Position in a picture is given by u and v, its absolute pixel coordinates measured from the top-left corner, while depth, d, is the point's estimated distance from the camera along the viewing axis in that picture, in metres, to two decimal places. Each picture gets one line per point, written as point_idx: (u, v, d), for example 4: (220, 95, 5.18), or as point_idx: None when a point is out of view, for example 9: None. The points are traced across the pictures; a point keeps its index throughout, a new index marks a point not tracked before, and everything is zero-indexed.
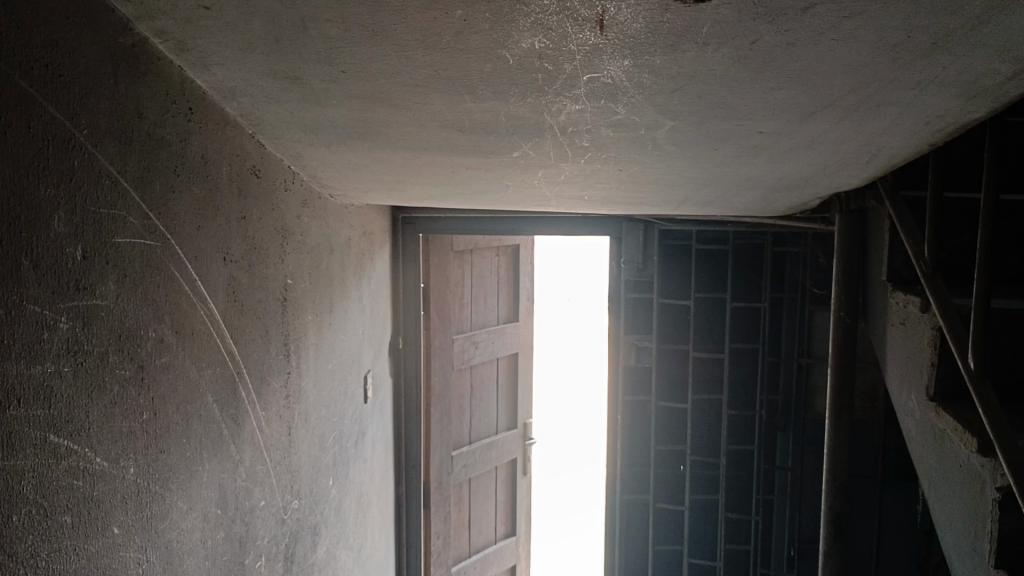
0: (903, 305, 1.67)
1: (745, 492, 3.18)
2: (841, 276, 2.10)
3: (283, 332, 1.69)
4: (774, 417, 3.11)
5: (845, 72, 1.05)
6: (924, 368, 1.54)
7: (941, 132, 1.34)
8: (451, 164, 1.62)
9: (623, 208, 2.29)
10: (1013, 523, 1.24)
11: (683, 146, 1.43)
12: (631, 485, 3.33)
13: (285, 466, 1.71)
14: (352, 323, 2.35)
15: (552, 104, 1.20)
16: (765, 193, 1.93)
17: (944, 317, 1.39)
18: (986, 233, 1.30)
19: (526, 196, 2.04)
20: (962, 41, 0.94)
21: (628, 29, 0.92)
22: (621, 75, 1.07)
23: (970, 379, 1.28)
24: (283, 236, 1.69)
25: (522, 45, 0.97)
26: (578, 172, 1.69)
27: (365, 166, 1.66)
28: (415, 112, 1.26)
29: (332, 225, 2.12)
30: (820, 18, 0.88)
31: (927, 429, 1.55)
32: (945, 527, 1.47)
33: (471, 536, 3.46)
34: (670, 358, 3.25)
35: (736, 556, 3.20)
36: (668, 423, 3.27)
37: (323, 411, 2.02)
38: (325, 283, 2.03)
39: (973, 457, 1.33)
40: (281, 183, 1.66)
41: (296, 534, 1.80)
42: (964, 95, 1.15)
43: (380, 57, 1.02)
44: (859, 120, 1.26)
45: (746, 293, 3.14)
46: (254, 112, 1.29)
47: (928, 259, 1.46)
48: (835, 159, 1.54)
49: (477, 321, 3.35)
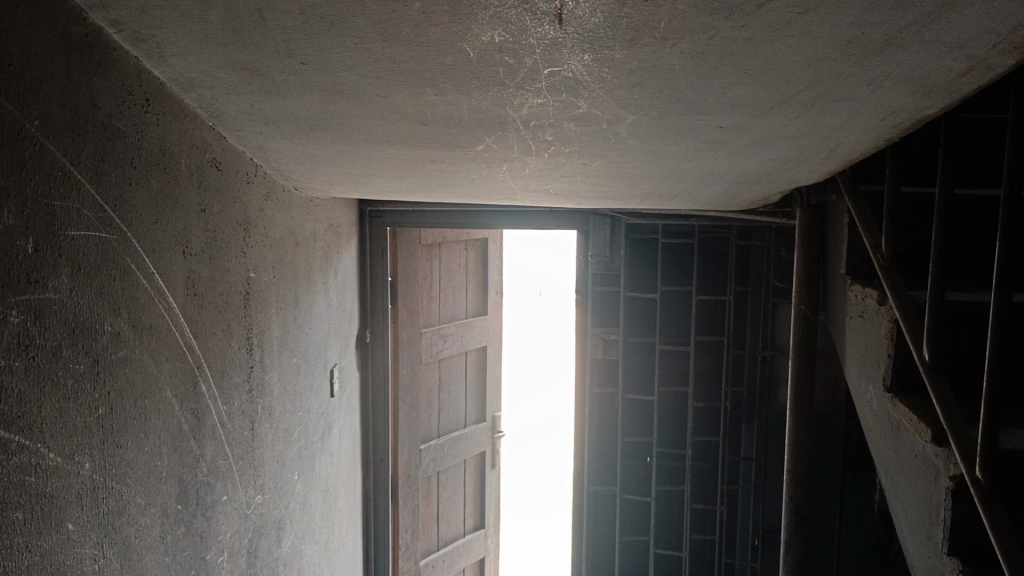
0: (861, 297, 1.70)
1: (710, 482, 3.23)
2: (803, 269, 2.13)
3: (245, 326, 1.68)
4: (738, 409, 3.15)
5: (801, 68, 1.06)
6: (880, 359, 1.56)
7: (897, 128, 1.36)
8: (416, 157, 1.62)
9: (589, 202, 2.30)
10: (965, 511, 1.27)
11: (646, 140, 1.45)
12: (599, 477, 3.33)
13: (247, 460, 1.69)
14: (318, 316, 2.34)
15: (515, 97, 1.20)
16: (727, 187, 1.95)
17: (901, 311, 1.41)
18: (941, 226, 1.32)
19: (492, 189, 2.05)
20: (914, 39, 0.96)
21: (586, 24, 0.93)
22: (581, 69, 1.08)
23: (925, 371, 1.31)
24: (245, 229, 1.67)
25: (481, 38, 0.97)
26: (542, 165, 1.70)
27: (329, 158, 1.64)
28: (377, 105, 1.25)
29: (297, 217, 2.11)
30: (776, 15, 0.89)
31: (883, 419, 1.58)
32: (901, 515, 1.50)
33: (439, 529, 3.46)
34: (636, 351, 3.28)
35: (702, 546, 3.25)
36: (635, 415, 3.29)
37: (288, 405, 2.01)
38: (289, 276, 2.02)
39: (928, 447, 1.36)
40: (243, 175, 1.64)
41: (260, 529, 1.79)
42: (918, 90, 1.17)
43: (340, 49, 1.02)
44: (816, 115, 1.28)
45: (712, 287, 3.18)
46: (214, 104, 1.27)
47: (885, 252, 1.49)
48: (795, 154, 1.56)
49: (444, 314, 3.34)
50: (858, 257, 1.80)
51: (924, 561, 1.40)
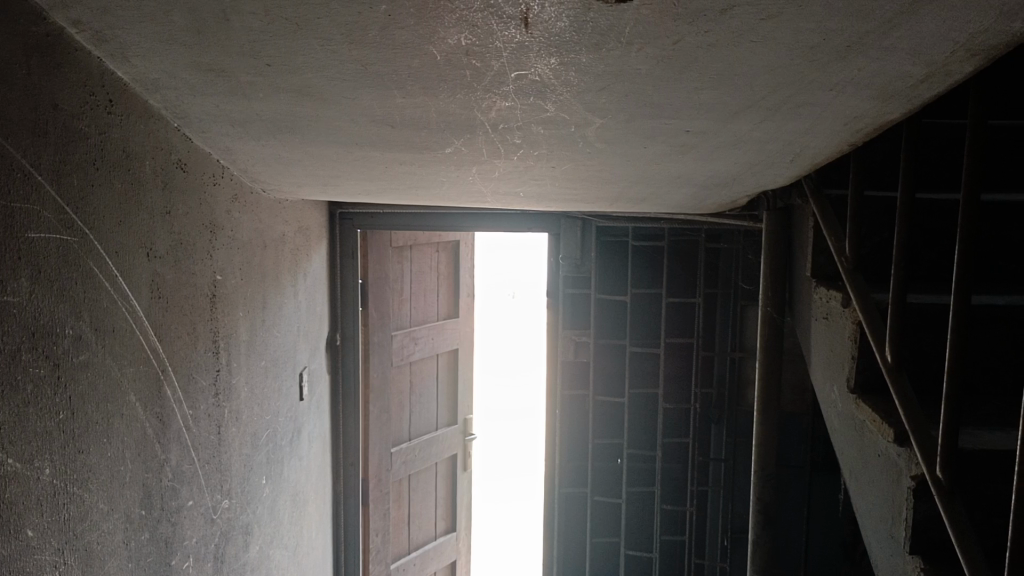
0: (826, 299, 1.72)
1: (679, 483, 3.25)
2: (770, 271, 2.15)
3: (211, 330, 1.66)
4: (707, 411, 3.18)
5: (765, 74, 1.08)
6: (845, 361, 1.58)
7: (860, 133, 1.38)
8: (385, 159, 1.61)
9: (559, 204, 2.30)
10: (926, 510, 1.29)
11: (614, 144, 1.46)
12: (570, 479, 3.34)
13: (213, 465, 1.68)
14: (287, 319, 2.32)
15: (482, 100, 1.20)
16: (695, 190, 1.97)
17: (864, 313, 1.43)
18: (904, 230, 1.34)
19: (463, 192, 2.05)
20: (874, 45, 0.98)
21: (552, 27, 0.93)
22: (548, 73, 1.08)
23: (888, 372, 1.33)
24: (211, 232, 1.66)
25: (448, 42, 0.97)
26: (512, 168, 1.70)
27: (297, 160, 1.64)
28: (344, 107, 1.25)
29: (265, 220, 2.09)
30: (739, 20, 0.90)
31: (847, 420, 1.60)
32: (865, 515, 1.52)
33: (411, 533, 3.44)
34: (606, 353, 3.29)
35: (672, 546, 3.27)
36: (606, 417, 3.30)
37: (255, 409, 1.99)
38: (257, 278, 2.00)
39: (890, 448, 1.38)
40: (209, 177, 1.63)
41: (226, 534, 1.77)
42: (880, 96, 1.18)
43: (306, 51, 1.01)
44: (780, 120, 1.30)
45: (681, 289, 3.20)
46: (180, 105, 1.26)
47: (849, 255, 1.51)
48: (761, 157, 1.58)
49: (416, 317, 3.33)
50: (824, 260, 1.83)
51: (887, 560, 1.42)
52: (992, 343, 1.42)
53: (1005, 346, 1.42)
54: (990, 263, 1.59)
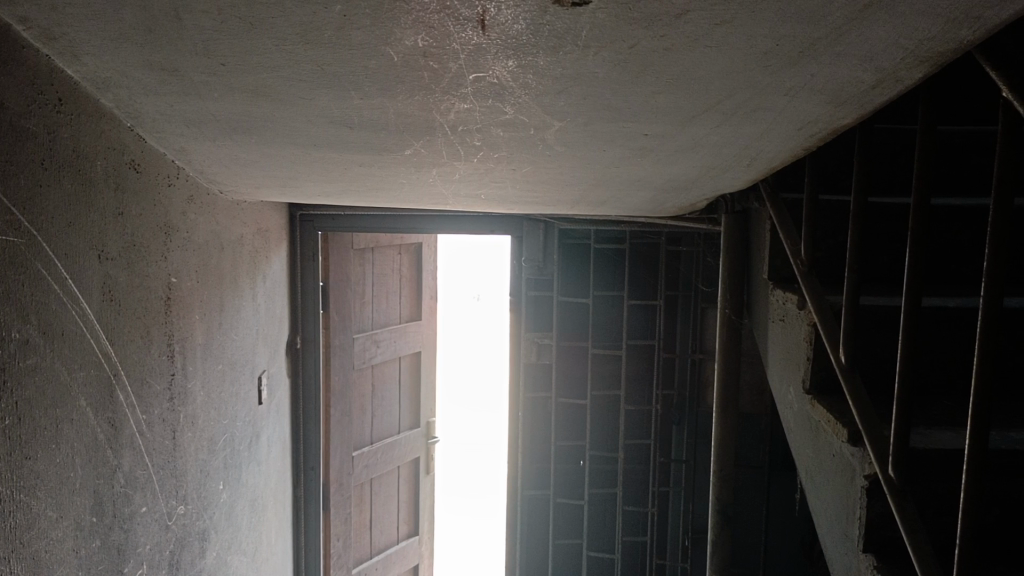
0: (782, 302, 1.74)
1: (641, 484, 3.28)
2: (728, 274, 2.17)
3: (166, 333, 1.63)
4: (669, 411, 3.21)
5: (720, 78, 1.09)
6: (801, 362, 1.61)
7: (814, 138, 1.40)
8: (344, 161, 1.60)
9: (521, 207, 2.31)
10: (879, 509, 1.31)
11: (573, 147, 1.46)
12: (532, 481, 3.34)
13: (168, 471, 1.65)
14: (245, 321, 2.30)
15: (441, 102, 1.20)
16: (655, 194, 1.98)
17: (819, 315, 1.45)
18: (857, 234, 1.36)
19: (423, 194, 2.04)
20: (826, 51, 0.99)
21: (509, 30, 0.93)
22: (506, 75, 1.08)
23: (841, 373, 1.35)
24: (166, 234, 1.63)
25: (405, 43, 0.97)
26: (472, 171, 1.70)
27: (255, 161, 1.62)
28: (301, 108, 1.24)
29: (222, 221, 2.06)
30: (694, 25, 0.91)
31: (803, 420, 1.62)
32: (821, 515, 1.54)
33: (372, 537, 3.42)
34: (569, 356, 3.30)
35: (634, 547, 3.29)
36: (569, 420, 3.31)
37: (212, 413, 1.97)
38: (214, 281, 1.98)
39: (844, 447, 1.40)
40: (163, 178, 1.60)
41: (182, 540, 1.75)
42: (832, 102, 1.20)
43: (261, 50, 1.00)
44: (736, 124, 1.31)
45: (643, 291, 3.22)
46: (133, 105, 1.24)
47: (804, 257, 1.53)
48: (718, 161, 1.60)
49: (378, 319, 3.31)
50: (780, 262, 1.85)
51: (842, 558, 1.44)
52: (941, 344, 1.45)
53: (954, 349, 1.45)
54: (940, 265, 1.62)
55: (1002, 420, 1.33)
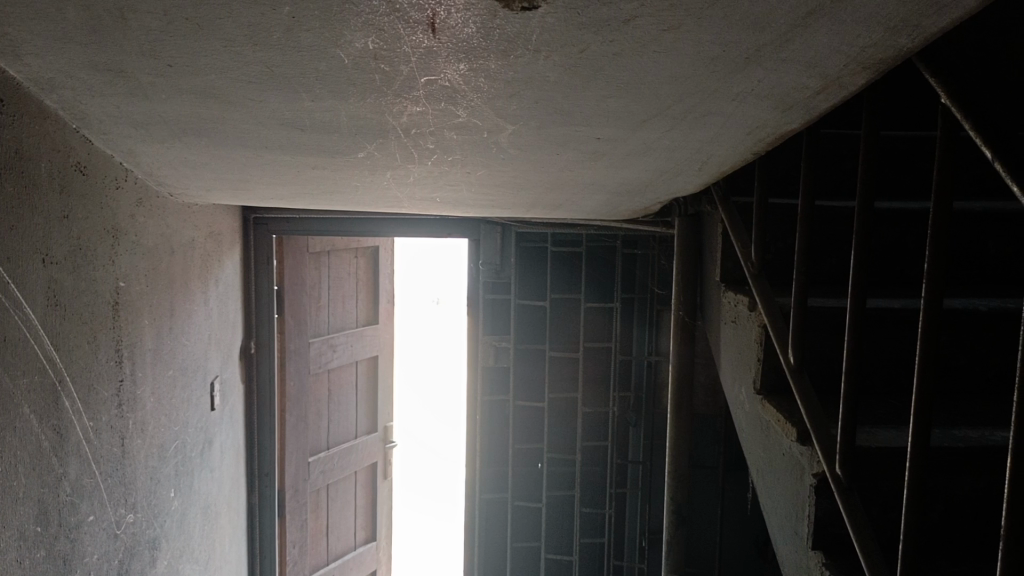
0: (734, 303, 1.77)
1: (599, 486, 3.30)
2: (682, 276, 2.20)
3: (114, 338, 1.60)
4: (625, 414, 3.25)
5: (669, 83, 1.10)
6: (752, 363, 1.63)
7: (762, 142, 1.43)
8: (297, 164, 1.59)
9: (477, 211, 2.31)
10: (827, 507, 1.34)
11: (526, 150, 1.47)
12: (490, 484, 3.33)
13: (117, 478, 1.62)
14: (197, 326, 2.26)
15: (393, 105, 1.20)
16: (609, 197, 2.00)
17: (769, 317, 1.48)
18: (805, 236, 1.38)
19: (378, 198, 2.03)
20: (772, 57, 1.01)
21: (460, 33, 0.93)
22: (458, 78, 1.09)
23: (791, 373, 1.37)
24: (113, 237, 1.61)
25: (355, 45, 0.96)
26: (426, 174, 1.70)
27: (205, 164, 1.60)
28: (252, 110, 1.23)
29: (172, 224, 2.03)
30: (642, 31, 0.92)
31: (754, 420, 1.65)
32: (772, 513, 1.56)
33: (329, 543, 3.39)
34: (526, 358, 3.30)
35: (591, 549, 3.31)
36: (526, 422, 3.31)
37: (163, 419, 1.94)
38: (164, 284, 1.95)
39: (793, 446, 1.43)
40: (111, 181, 1.57)
41: (131, 549, 1.72)
42: (779, 107, 1.23)
43: (209, 52, 0.99)
44: (687, 129, 1.33)
45: (599, 294, 3.24)
46: (78, 107, 1.22)
47: (754, 260, 1.56)
48: (670, 165, 1.62)
49: (334, 323, 3.28)
50: (731, 265, 1.88)
51: (792, 555, 1.47)
52: (887, 344, 1.48)
53: (899, 349, 1.49)
54: (886, 267, 1.66)
55: (946, 419, 1.37)
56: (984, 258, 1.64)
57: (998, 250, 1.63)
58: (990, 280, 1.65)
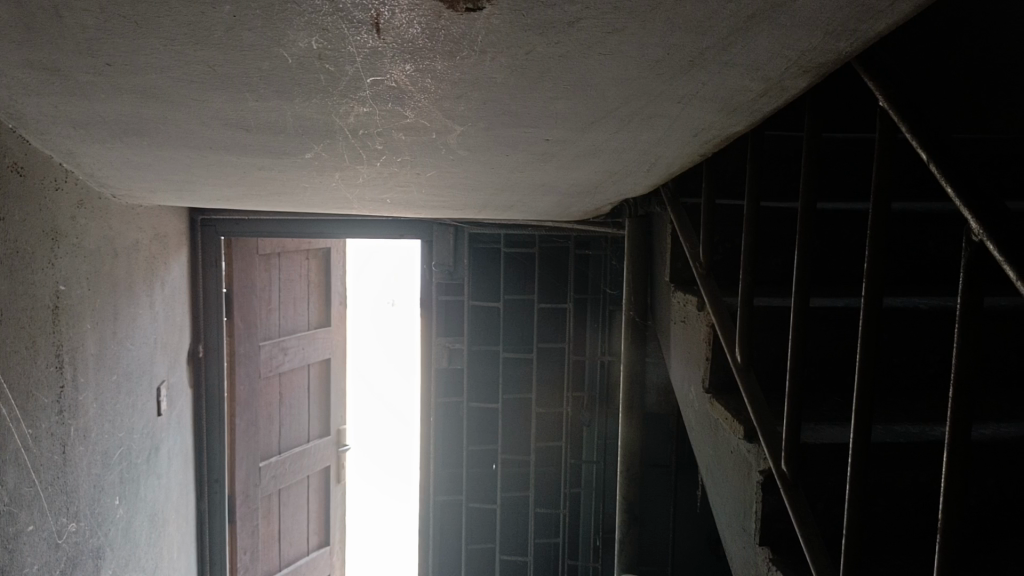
0: (683, 303, 1.79)
1: (553, 486, 3.31)
2: (632, 277, 2.22)
3: (54, 344, 1.56)
4: (579, 413, 3.27)
5: (615, 85, 1.11)
6: (701, 362, 1.65)
7: (708, 143, 1.44)
8: (243, 165, 1.57)
9: (428, 212, 2.30)
10: (774, 503, 1.36)
11: (476, 151, 1.46)
12: (444, 486, 3.32)
13: (58, 487, 1.58)
14: (142, 330, 2.21)
15: (340, 106, 1.18)
16: (560, 198, 2.00)
17: (717, 316, 1.50)
18: (752, 237, 1.40)
19: (327, 199, 2.01)
20: (715, 60, 1.02)
21: (404, 34, 0.93)
22: (404, 79, 1.08)
23: (738, 372, 1.39)
24: (53, 239, 1.56)
25: (299, 45, 0.95)
26: (376, 175, 1.68)
27: (148, 164, 1.56)
28: (195, 110, 1.21)
29: (115, 226, 1.99)
30: (587, 33, 0.92)
31: (703, 418, 1.67)
32: (720, 510, 1.58)
33: (281, 548, 3.34)
34: (480, 360, 3.29)
35: (546, 549, 3.32)
36: (479, 423, 3.30)
37: (106, 425, 1.89)
38: (107, 287, 1.91)
39: (741, 444, 1.45)
40: (50, 182, 1.53)
41: (73, 559, 1.67)
42: (724, 109, 1.24)
43: (148, 50, 0.97)
44: (634, 130, 1.34)
45: (553, 294, 3.25)
46: (13, 106, 1.19)
47: (703, 261, 1.57)
48: (619, 166, 1.63)
49: (285, 326, 3.23)
50: (680, 265, 1.90)
51: (740, 552, 1.49)
52: (831, 342, 1.51)
53: (840, 346, 1.52)
54: (830, 266, 1.69)
55: (887, 415, 1.40)
56: (924, 257, 1.68)
57: (937, 249, 1.68)
58: (930, 278, 1.69)
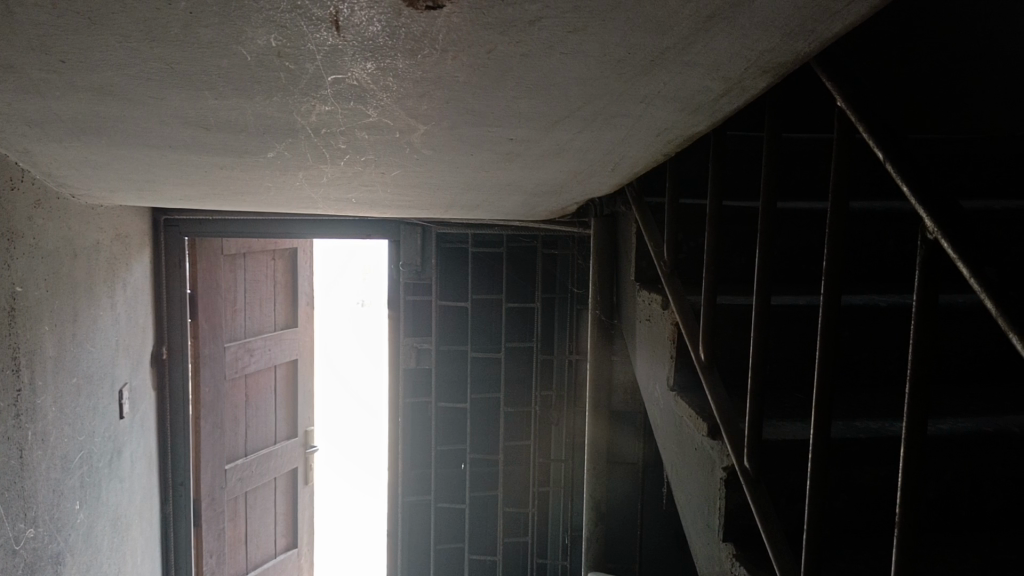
0: (648, 302, 1.80)
1: (521, 484, 3.32)
2: (598, 276, 2.22)
3: (10, 346, 1.53)
4: (547, 412, 3.28)
5: (577, 85, 1.11)
6: (666, 360, 1.66)
7: (671, 143, 1.45)
8: (205, 164, 1.55)
9: (394, 212, 2.29)
10: (737, 499, 1.37)
11: (440, 150, 1.46)
12: (412, 486, 3.30)
13: (15, 493, 1.55)
14: (103, 332, 2.18)
15: (301, 104, 1.17)
16: (526, 198, 2.01)
17: (681, 314, 1.51)
18: (715, 235, 1.41)
19: (291, 199, 2.00)
20: (676, 59, 1.03)
21: (364, 31, 0.92)
22: (365, 77, 1.07)
23: (702, 370, 1.40)
24: (8, 240, 1.53)
25: (258, 42, 0.94)
26: (340, 174, 1.67)
27: (107, 163, 1.54)
28: (154, 108, 1.19)
29: (74, 226, 1.95)
30: (548, 32, 0.92)
31: (668, 416, 1.68)
32: (685, 507, 1.59)
33: (248, 551, 3.31)
34: (448, 360, 3.28)
35: (515, 548, 3.32)
36: (447, 423, 3.30)
37: (66, 429, 1.86)
38: (66, 288, 1.88)
39: (705, 441, 1.46)
40: (5, 181, 1.50)
41: (32, 565, 1.65)
42: (687, 109, 1.25)
43: (103, 47, 0.96)
44: (598, 129, 1.35)
45: (520, 294, 3.26)
46: None
47: (668, 259, 1.58)
48: (585, 165, 1.63)
49: (251, 327, 3.21)
50: (645, 264, 1.91)
51: (705, 549, 1.49)
52: (794, 340, 1.53)
53: (802, 344, 1.53)
54: (792, 265, 1.71)
55: (848, 411, 1.42)
56: (883, 256, 1.71)
57: (897, 248, 1.70)
58: (890, 277, 1.72)
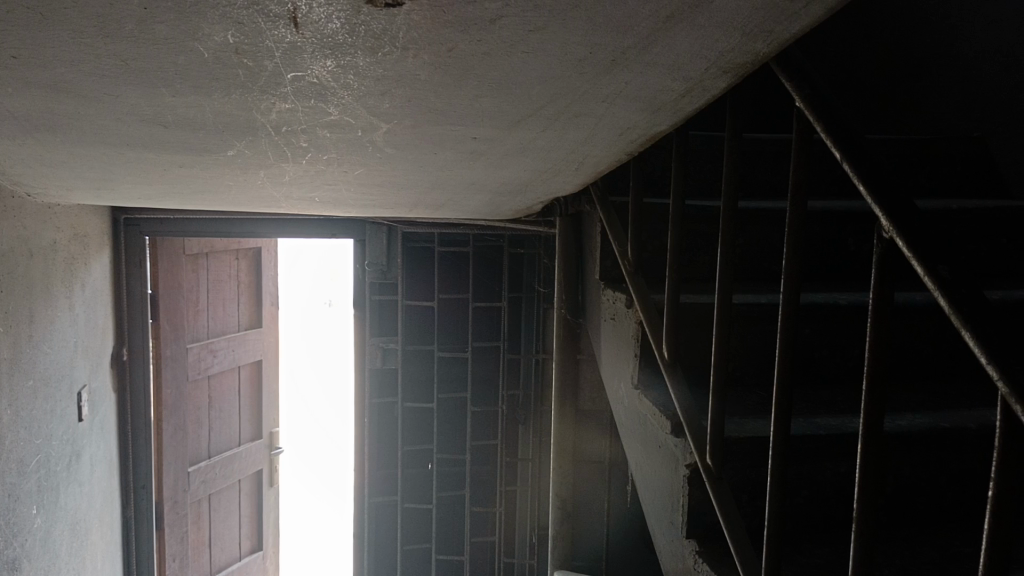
0: (613, 300, 1.81)
1: (487, 484, 3.31)
2: (563, 275, 2.22)
3: None
4: (513, 412, 3.28)
5: (539, 84, 1.11)
6: (630, 358, 1.67)
7: (635, 142, 1.46)
8: (163, 162, 1.52)
9: (358, 211, 2.27)
10: (699, 496, 1.38)
11: (403, 149, 1.45)
12: (378, 487, 3.28)
13: None
14: (60, 333, 2.14)
15: (261, 102, 1.16)
16: (490, 197, 2.00)
17: (645, 313, 1.51)
18: (678, 235, 1.42)
19: (253, 198, 1.97)
20: (637, 59, 1.03)
21: (323, 29, 0.91)
22: (325, 75, 1.06)
23: (665, 368, 1.41)
24: None
25: (215, 39, 0.93)
26: (302, 173, 1.66)
27: (63, 161, 1.51)
28: (110, 105, 1.17)
29: (29, 225, 1.91)
30: (508, 31, 0.92)
31: (632, 414, 1.69)
32: (649, 504, 1.60)
33: (211, 554, 3.27)
34: (414, 360, 3.27)
35: (482, 548, 3.32)
36: (414, 423, 3.28)
37: (21, 432, 1.82)
38: (21, 289, 1.83)
39: (668, 438, 1.47)
40: None
41: None
42: (649, 108, 1.25)
43: (54, 42, 0.94)
44: (561, 129, 1.35)
45: (487, 294, 3.25)
46: None
47: (631, 258, 1.59)
48: (549, 164, 1.63)
49: (214, 327, 3.17)
50: (609, 263, 1.92)
51: (668, 546, 1.50)
52: (756, 337, 1.54)
53: (763, 341, 1.55)
54: (754, 263, 1.72)
55: (808, 408, 1.44)
56: (843, 255, 1.73)
57: (856, 246, 1.73)
58: (849, 274, 1.74)
